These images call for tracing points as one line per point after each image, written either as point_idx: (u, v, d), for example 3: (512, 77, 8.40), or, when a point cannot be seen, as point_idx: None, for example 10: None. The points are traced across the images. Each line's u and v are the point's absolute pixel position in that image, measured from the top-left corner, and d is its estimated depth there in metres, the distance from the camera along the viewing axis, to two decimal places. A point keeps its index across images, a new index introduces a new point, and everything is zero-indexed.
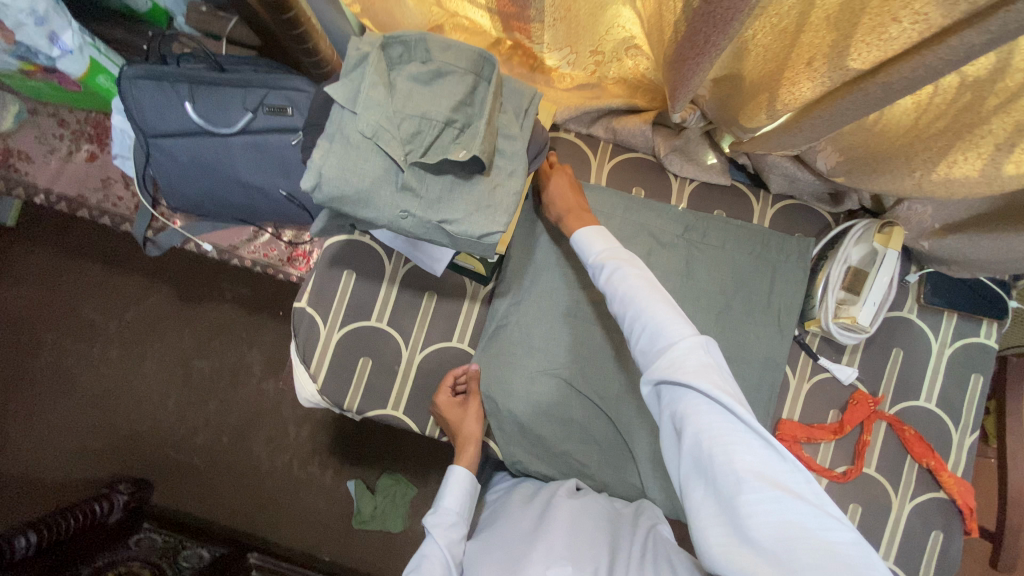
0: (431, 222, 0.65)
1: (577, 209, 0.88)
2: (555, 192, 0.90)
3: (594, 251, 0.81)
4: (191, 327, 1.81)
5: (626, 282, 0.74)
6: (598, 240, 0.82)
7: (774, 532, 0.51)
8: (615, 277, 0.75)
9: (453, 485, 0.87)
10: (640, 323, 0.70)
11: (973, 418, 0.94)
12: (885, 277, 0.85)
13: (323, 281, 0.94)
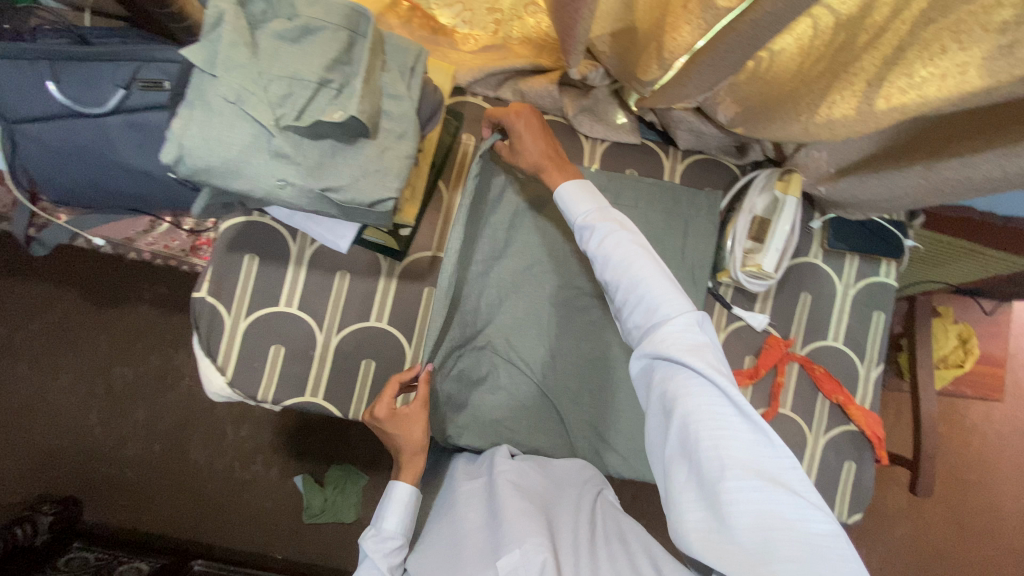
0: (313, 191, 0.61)
1: (553, 157, 0.80)
2: (525, 140, 0.80)
3: (577, 210, 0.75)
4: (108, 333, 1.68)
5: (620, 250, 0.69)
6: (583, 196, 0.75)
7: (751, 519, 0.52)
8: (606, 242, 0.70)
9: (397, 505, 0.77)
10: (636, 295, 0.67)
11: (877, 352, 0.99)
12: (785, 223, 0.87)
13: (223, 267, 0.89)
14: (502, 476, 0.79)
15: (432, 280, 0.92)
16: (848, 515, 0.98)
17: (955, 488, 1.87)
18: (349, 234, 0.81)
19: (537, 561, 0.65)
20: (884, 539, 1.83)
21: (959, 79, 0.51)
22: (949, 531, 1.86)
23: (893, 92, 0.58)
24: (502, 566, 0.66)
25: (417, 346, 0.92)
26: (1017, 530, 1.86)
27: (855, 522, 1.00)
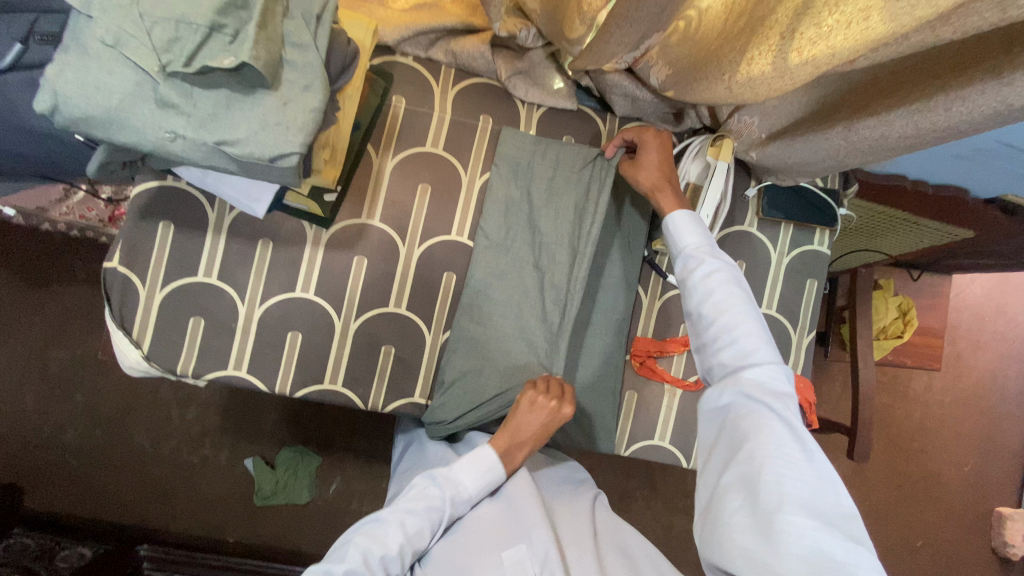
0: (206, 143, 0.58)
1: (665, 180, 0.80)
2: (647, 160, 0.83)
3: (683, 240, 0.73)
4: (42, 314, 1.60)
5: (725, 291, 0.68)
6: (692, 228, 0.73)
7: (805, 563, 0.53)
8: (712, 278, 0.69)
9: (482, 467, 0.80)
10: (729, 331, 0.66)
11: (809, 319, 1.01)
12: (715, 192, 0.87)
13: (138, 236, 0.84)
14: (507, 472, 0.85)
15: (363, 249, 0.89)
16: None
17: (898, 455, 1.95)
18: (264, 201, 0.76)
19: (539, 554, 0.73)
20: None
21: (860, 27, 0.50)
22: (892, 497, 1.94)
23: (804, 43, 0.56)
24: (506, 557, 0.74)
25: (347, 318, 0.89)
26: (954, 494, 1.96)
27: None
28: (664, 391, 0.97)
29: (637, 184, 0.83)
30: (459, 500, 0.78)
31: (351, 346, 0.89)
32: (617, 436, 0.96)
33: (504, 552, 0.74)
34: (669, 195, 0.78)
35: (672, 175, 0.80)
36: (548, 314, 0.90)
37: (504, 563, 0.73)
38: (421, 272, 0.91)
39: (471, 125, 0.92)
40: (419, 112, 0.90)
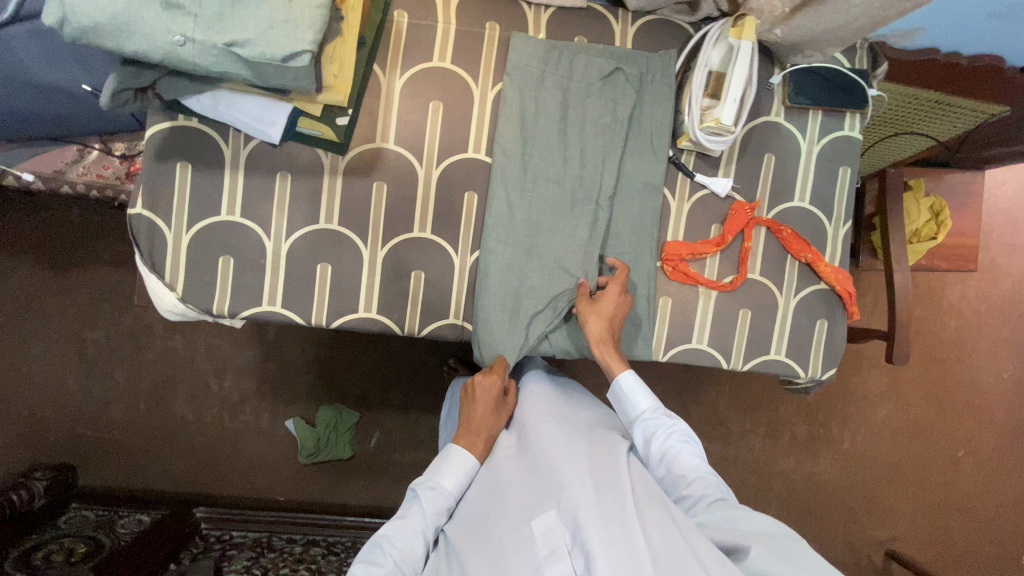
0: (215, 44, 0.56)
1: (607, 337, 0.88)
2: (601, 308, 0.88)
3: (639, 405, 0.87)
4: (78, 293, 1.62)
5: (682, 446, 0.82)
6: (641, 392, 0.87)
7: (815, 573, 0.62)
8: (669, 435, 0.83)
9: (453, 466, 0.88)
10: (693, 473, 0.80)
11: (844, 209, 0.98)
12: (742, 72, 0.82)
13: (158, 179, 0.84)
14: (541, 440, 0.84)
15: (381, 174, 0.88)
16: (821, 373, 1.00)
17: (935, 366, 1.92)
18: (278, 124, 0.76)
19: (568, 515, 0.71)
20: (865, 421, 1.91)
21: None
22: (930, 408, 1.93)
23: None
24: (537, 526, 0.73)
25: (373, 245, 0.88)
26: (994, 400, 1.94)
27: (830, 378, 1.01)
28: (698, 294, 0.95)
29: (584, 325, 0.89)
30: (440, 503, 0.86)
31: (380, 273, 0.89)
32: (655, 343, 0.96)
33: (536, 520, 0.73)
34: (615, 359, 0.88)
35: (614, 332, 0.89)
36: (580, 229, 0.91)
37: (534, 530, 0.72)
38: (442, 193, 0.90)
39: (477, 34, 0.89)
40: (422, 26, 0.87)
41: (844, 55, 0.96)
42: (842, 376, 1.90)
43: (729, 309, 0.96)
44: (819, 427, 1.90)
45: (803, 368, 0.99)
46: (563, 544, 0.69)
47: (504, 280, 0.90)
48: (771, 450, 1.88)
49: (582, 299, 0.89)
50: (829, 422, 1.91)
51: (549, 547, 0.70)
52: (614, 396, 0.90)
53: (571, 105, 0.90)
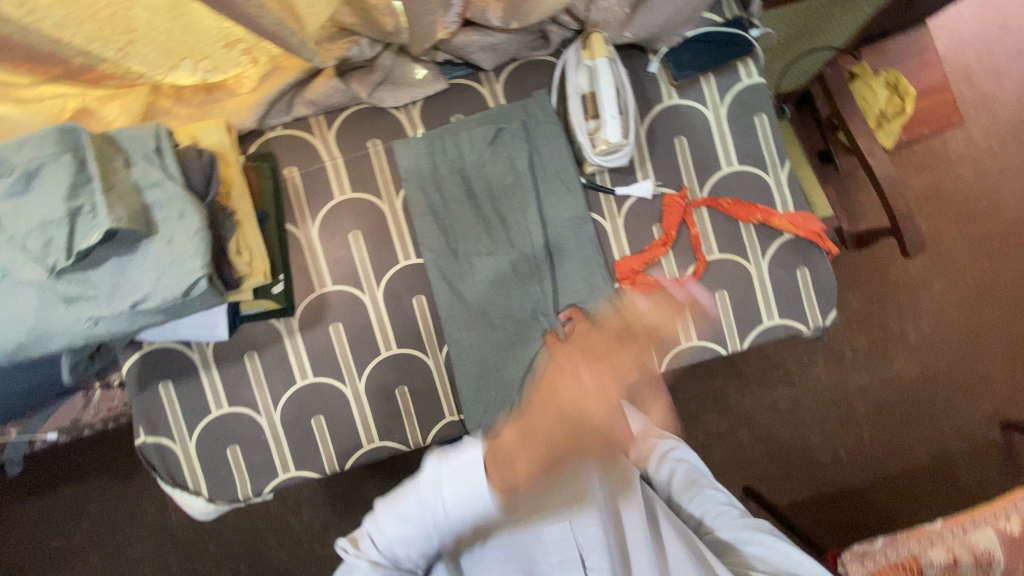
0: (121, 310, 0.62)
1: (597, 374, 0.86)
2: (576, 345, 0.87)
3: (629, 434, 0.86)
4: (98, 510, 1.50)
5: (681, 465, 0.87)
6: (635, 419, 0.91)
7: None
8: (666, 457, 0.88)
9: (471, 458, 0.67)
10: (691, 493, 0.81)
11: (776, 155, 0.95)
12: (609, 88, 0.83)
13: (149, 404, 0.91)
14: None
15: (332, 316, 0.92)
16: (823, 318, 0.96)
17: (971, 223, 1.66)
18: (220, 322, 0.81)
19: None
20: (921, 304, 1.64)
21: None
22: (985, 266, 1.65)
23: None
24: None
25: (352, 381, 0.92)
26: None
27: (835, 320, 0.97)
28: (668, 296, 0.94)
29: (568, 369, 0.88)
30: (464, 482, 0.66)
31: (368, 403, 0.92)
32: (648, 357, 0.94)
33: None
34: None
35: None
36: (530, 285, 0.92)
37: None
38: (393, 309, 0.93)
39: (363, 156, 0.92)
40: (313, 170, 0.91)
41: (714, 12, 0.95)
42: (880, 268, 1.63)
43: (705, 296, 0.94)
44: (878, 330, 1.63)
45: (801, 321, 0.95)
46: None
47: (480, 363, 0.91)
48: (838, 371, 1.61)
49: (552, 341, 0.88)
50: (886, 319, 1.63)
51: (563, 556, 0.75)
52: None
53: (473, 179, 0.92)
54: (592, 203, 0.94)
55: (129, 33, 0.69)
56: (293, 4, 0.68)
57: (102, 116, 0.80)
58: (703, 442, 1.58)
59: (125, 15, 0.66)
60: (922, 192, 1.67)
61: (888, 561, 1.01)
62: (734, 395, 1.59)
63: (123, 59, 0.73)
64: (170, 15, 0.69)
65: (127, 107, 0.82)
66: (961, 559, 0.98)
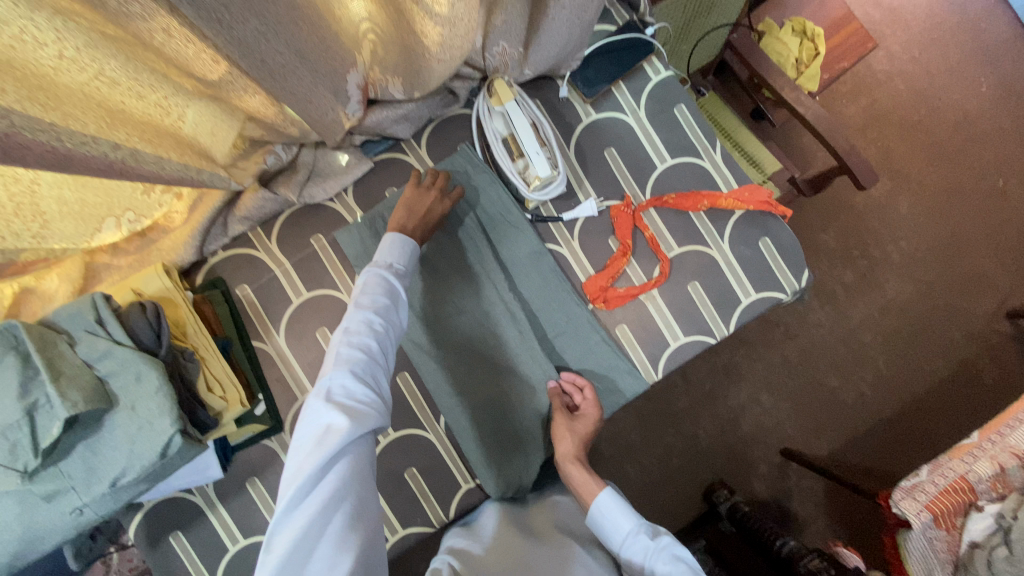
0: (104, 490, 0.62)
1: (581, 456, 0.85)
2: (577, 426, 0.86)
3: (619, 526, 0.77)
4: None
5: (674, 569, 0.70)
6: (622, 510, 0.78)
7: None
8: (658, 559, 0.72)
9: (392, 246, 0.79)
10: None
11: (706, 139, 0.96)
12: (526, 127, 0.84)
13: (165, 560, 0.87)
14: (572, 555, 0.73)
15: None
16: (799, 280, 0.95)
17: (917, 133, 1.65)
18: (212, 460, 0.79)
19: None
20: (893, 223, 1.62)
21: None
22: (942, 171, 1.64)
23: None
24: None
25: None
26: (1007, 118, 1.66)
27: (810, 279, 0.97)
28: (643, 303, 0.93)
29: (557, 442, 0.86)
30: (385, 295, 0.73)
31: (382, 495, 0.90)
32: (642, 368, 0.93)
33: None
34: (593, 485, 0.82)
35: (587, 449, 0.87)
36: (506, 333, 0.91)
37: None
38: None
39: (310, 253, 0.92)
40: (265, 283, 0.91)
41: (605, 23, 0.97)
42: (845, 202, 1.62)
43: (679, 292, 0.93)
44: (861, 261, 1.60)
45: (779, 289, 0.94)
46: None
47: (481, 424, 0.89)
48: (837, 312, 1.57)
49: (559, 413, 0.87)
50: (865, 248, 1.61)
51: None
52: (593, 524, 0.80)
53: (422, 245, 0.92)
54: (545, 234, 0.95)
55: (39, 215, 0.69)
56: (197, 141, 0.71)
57: (43, 292, 0.82)
58: (728, 416, 1.52)
59: (31, 203, 0.66)
60: (863, 117, 1.66)
61: (940, 489, 1.04)
62: (744, 365, 1.54)
63: (42, 243, 0.72)
64: (79, 185, 0.69)
65: (63, 274, 0.82)
66: (1006, 465, 1.04)
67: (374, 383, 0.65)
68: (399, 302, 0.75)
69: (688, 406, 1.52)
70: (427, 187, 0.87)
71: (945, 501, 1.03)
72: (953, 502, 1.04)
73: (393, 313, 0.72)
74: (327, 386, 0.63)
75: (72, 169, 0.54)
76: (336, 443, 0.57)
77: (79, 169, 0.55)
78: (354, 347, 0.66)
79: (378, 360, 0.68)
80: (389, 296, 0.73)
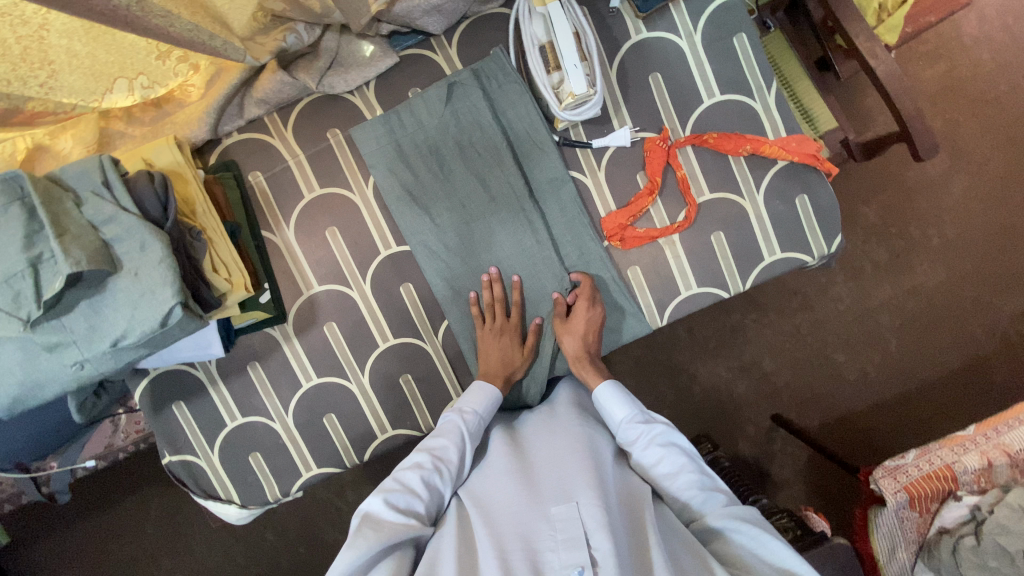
0: (104, 350, 0.63)
1: (583, 356, 0.86)
2: (574, 325, 0.86)
3: (615, 413, 0.82)
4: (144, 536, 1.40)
5: (665, 451, 0.76)
6: (619, 401, 0.83)
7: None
8: (650, 443, 0.78)
9: (473, 394, 0.84)
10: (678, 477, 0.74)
11: (761, 78, 0.88)
12: (566, 35, 0.76)
13: (167, 426, 0.92)
14: (555, 441, 0.77)
15: (324, 316, 0.91)
16: (830, 246, 0.90)
17: (991, 111, 1.50)
18: (213, 339, 0.81)
19: (590, 510, 0.63)
20: (942, 205, 1.51)
21: None
22: (1008, 156, 1.51)
23: None
24: (553, 510, 0.65)
25: (356, 376, 0.92)
26: None
27: (842, 245, 0.92)
28: (661, 246, 0.90)
29: (560, 343, 0.87)
30: (452, 437, 0.78)
31: (376, 396, 0.92)
32: (647, 312, 0.91)
33: (553, 507, 0.65)
34: (592, 374, 0.85)
35: (591, 346, 0.87)
36: (517, 257, 0.89)
37: (551, 513, 0.65)
38: (384, 301, 0.91)
39: (326, 148, 0.89)
40: (277, 173, 0.89)
41: None
42: (894, 176, 1.51)
43: (700, 241, 0.89)
44: (899, 240, 1.52)
45: (806, 252, 0.90)
46: (576, 539, 0.61)
47: (480, 351, 0.88)
48: (859, 289, 1.52)
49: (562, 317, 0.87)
50: (905, 227, 1.52)
51: (567, 534, 0.62)
52: (595, 409, 0.86)
53: (442, 153, 0.88)
54: (571, 160, 0.90)
55: (47, 63, 0.67)
56: (212, 6, 0.67)
57: (57, 151, 0.80)
58: (726, 375, 1.52)
59: (39, 48, 0.64)
60: (937, 84, 1.51)
61: (922, 473, 1.05)
62: (753, 328, 1.52)
63: (50, 95, 0.71)
64: (89, 36, 0.67)
65: (79, 136, 0.80)
66: (995, 462, 1.04)
67: (411, 511, 0.71)
68: (466, 452, 0.79)
69: (688, 360, 1.52)
70: (488, 311, 0.88)
71: (925, 485, 1.04)
72: (933, 487, 1.04)
73: (449, 456, 0.76)
74: (372, 504, 0.71)
75: (73, 10, 0.50)
76: (360, 545, 0.65)
77: (80, 11, 0.51)
78: (403, 477, 0.74)
79: (422, 495, 0.72)
80: (454, 442, 0.78)
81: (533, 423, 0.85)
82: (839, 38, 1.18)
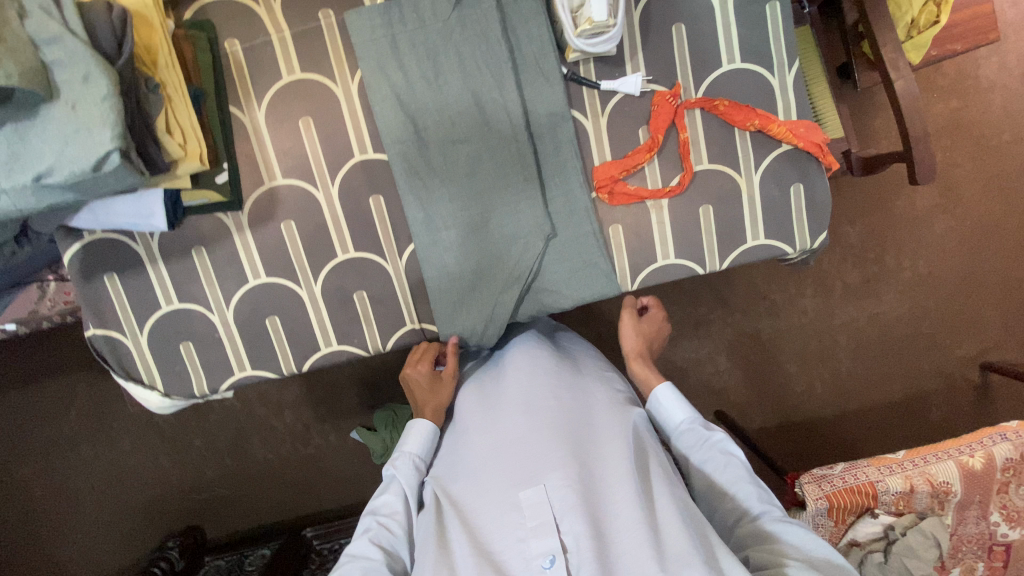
0: (25, 183, 0.57)
1: (639, 351, 0.92)
2: (643, 327, 0.95)
3: (674, 417, 0.81)
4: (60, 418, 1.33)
5: (724, 457, 0.74)
6: (678, 403, 0.81)
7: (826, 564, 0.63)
8: (709, 447, 0.76)
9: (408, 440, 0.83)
10: (734, 484, 0.72)
11: (785, 54, 0.84)
12: None
13: (94, 297, 0.86)
14: (521, 406, 0.76)
15: (284, 213, 0.85)
16: (812, 242, 0.89)
17: (990, 157, 1.51)
18: (157, 210, 0.76)
19: (558, 497, 0.65)
20: (924, 239, 1.53)
21: None
22: (996, 203, 1.52)
23: None
24: (524, 496, 0.66)
25: (307, 283, 0.87)
26: None
27: (824, 245, 0.90)
28: (648, 209, 0.86)
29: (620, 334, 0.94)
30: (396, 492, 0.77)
31: (326, 306, 0.88)
32: (619, 273, 0.88)
33: (523, 490, 0.66)
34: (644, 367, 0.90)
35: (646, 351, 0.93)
36: (499, 189, 0.84)
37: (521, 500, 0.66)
38: (350, 209, 0.85)
39: (315, 29, 0.81)
40: (257, 46, 0.81)
41: None
42: (886, 200, 1.51)
43: (687, 211, 0.86)
44: (875, 265, 1.53)
45: (788, 243, 0.88)
46: (546, 524, 0.63)
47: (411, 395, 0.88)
48: (826, 305, 1.53)
49: (630, 312, 0.97)
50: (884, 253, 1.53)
51: (537, 520, 0.64)
52: (650, 410, 0.84)
53: (441, 62, 0.81)
54: (574, 98, 0.85)
55: None
56: None
57: None
58: (682, 363, 1.52)
59: None
60: (947, 117, 1.50)
61: (846, 485, 1.07)
62: (717, 324, 1.52)
63: None
64: None
65: None
66: (917, 488, 1.06)
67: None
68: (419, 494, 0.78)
69: None
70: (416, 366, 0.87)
71: (847, 497, 1.06)
72: (853, 501, 1.06)
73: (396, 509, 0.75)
74: None
75: None
76: None
77: None
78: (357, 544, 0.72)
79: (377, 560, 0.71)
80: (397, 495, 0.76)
81: (503, 384, 0.83)
82: (867, 44, 1.15)
